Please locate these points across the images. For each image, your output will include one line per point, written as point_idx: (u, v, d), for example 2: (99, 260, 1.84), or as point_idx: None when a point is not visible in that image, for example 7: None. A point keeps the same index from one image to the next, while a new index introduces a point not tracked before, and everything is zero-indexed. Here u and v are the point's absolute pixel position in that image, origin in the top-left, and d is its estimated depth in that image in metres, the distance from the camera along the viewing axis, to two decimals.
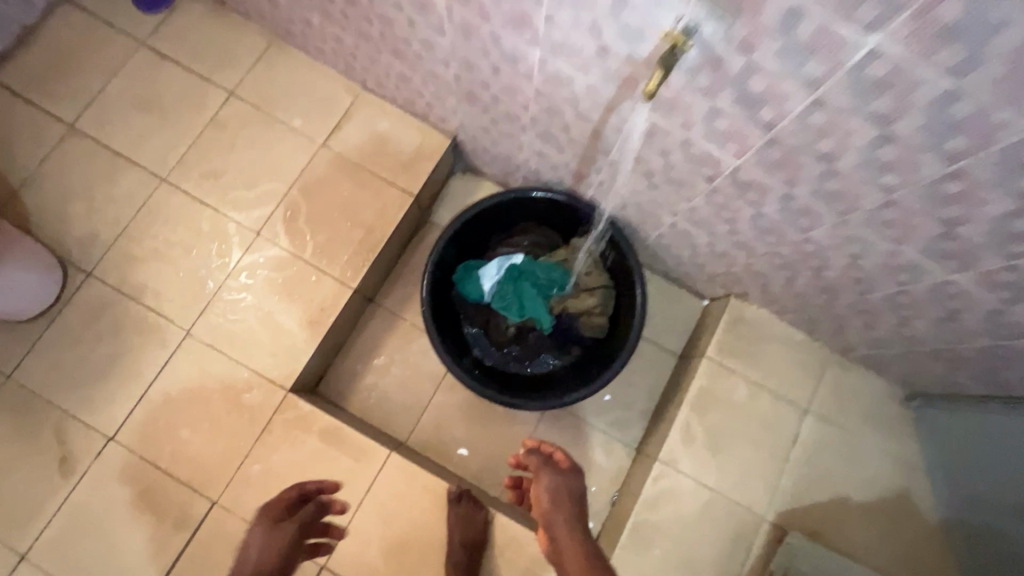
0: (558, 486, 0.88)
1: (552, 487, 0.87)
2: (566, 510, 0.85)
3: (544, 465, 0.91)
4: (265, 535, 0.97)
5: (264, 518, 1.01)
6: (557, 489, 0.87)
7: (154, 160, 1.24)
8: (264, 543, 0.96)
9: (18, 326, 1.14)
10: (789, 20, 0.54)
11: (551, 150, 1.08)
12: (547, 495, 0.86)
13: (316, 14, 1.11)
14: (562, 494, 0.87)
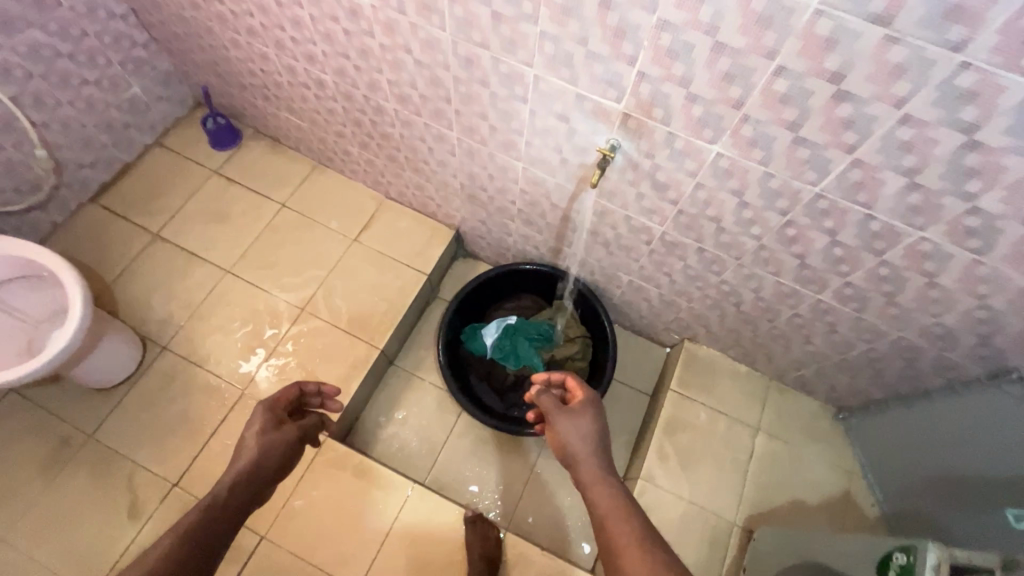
0: (576, 424, 0.95)
1: (568, 429, 0.94)
2: (588, 445, 0.92)
3: (560, 408, 0.98)
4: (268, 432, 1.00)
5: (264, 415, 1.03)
6: (575, 429, 0.94)
7: (220, 257, 1.57)
8: (266, 437, 0.98)
9: (102, 392, 1.38)
10: (669, 138, 0.92)
11: (533, 232, 1.44)
12: (566, 435, 0.94)
13: (355, 145, 1.52)
14: (579, 432, 0.94)
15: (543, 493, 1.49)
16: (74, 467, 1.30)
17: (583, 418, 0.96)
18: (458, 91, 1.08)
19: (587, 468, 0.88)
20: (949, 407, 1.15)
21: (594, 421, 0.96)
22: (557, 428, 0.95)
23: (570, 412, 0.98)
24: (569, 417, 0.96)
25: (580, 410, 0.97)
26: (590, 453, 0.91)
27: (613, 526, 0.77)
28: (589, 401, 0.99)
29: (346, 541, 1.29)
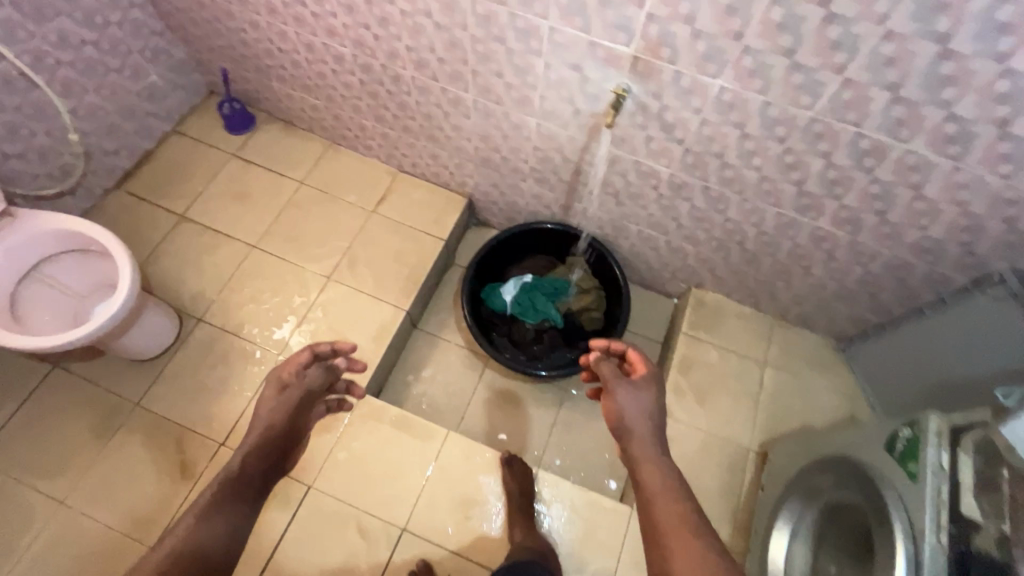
0: (635, 399, 0.96)
1: (627, 402, 0.95)
2: (644, 421, 0.94)
3: (619, 379, 0.98)
4: (274, 401, 0.96)
5: (273, 380, 0.98)
6: (633, 403, 0.95)
7: (245, 233, 1.64)
8: (274, 407, 0.95)
9: (145, 362, 1.44)
10: (675, 77, 1.02)
11: (545, 190, 1.53)
12: (623, 409, 0.95)
13: (370, 119, 1.60)
14: (638, 408, 0.95)
15: (567, 438, 1.57)
16: (123, 433, 1.36)
17: (644, 394, 0.96)
18: (476, 50, 1.17)
19: (640, 444, 0.92)
20: (940, 317, 1.24)
21: (653, 398, 0.97)
22: (612, 399, 0.96)
23: (631, 383, 0.97)
24: (627, 391, 0.96)
25: (641, 384, 0.97)
26: (646, 431, 0.93)
27: (660, 503, 0.84)
28: (650, 375, 0.98)
29: (390, 486, 1.36)
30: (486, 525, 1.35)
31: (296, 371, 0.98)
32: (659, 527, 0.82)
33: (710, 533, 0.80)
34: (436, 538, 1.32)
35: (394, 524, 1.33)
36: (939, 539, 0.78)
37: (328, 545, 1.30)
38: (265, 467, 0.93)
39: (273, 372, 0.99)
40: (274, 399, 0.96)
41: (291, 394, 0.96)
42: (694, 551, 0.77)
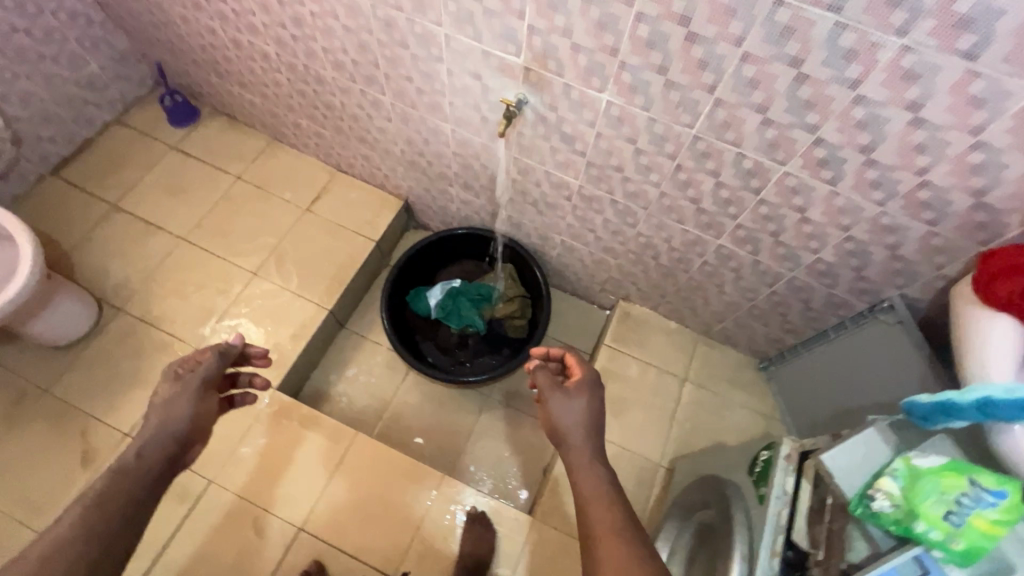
0: (571, 407, 0.92)
1: (561, 409, 0.91)
2: (581, 429, 0.90)
3: (555, 386, 0.94)
4: (171, 392, 0.93)
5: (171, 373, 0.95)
6: (568, 410, 0.92)
7: (177, 226, 1.65)
8: (172, 397, 0.92)
9: (60, 350, 1.45)
10: (565, 89, 1.02)
11: (471, 196, 1.53)
12: (561, 418, 0.91)
13: (304, 118, 1.60)
14: (572, 415, 0.91)
15: (484, 446, 1.57)
16: (29, 419, 1.37)
17: (579, 399, 0.93)
18: (385, 54, 1.18)
19: (576, 455, 0.88)
20: (843, 338, 1.24)
21: (590, 402, 0.93)
22: (548, 407, 0.93)
23: (568, 390, 0.94)
24: (563, 398, 0.93)
25: (575, 390, 0.94)
26: (582, 438, 0.90)
27: (593, 513, 0.80)
28: (584, 380, 0.95)
29: (292, 485, 1.36)
30: (385, 531, 1.34)
31: (195, 364, 0.98)
32: (593, 539, 0.78)
33: (644, 543, 0.77)
34: (332, 541, 1.32)
35: (291, 524, 1.32)
36: (772, 563, 0.76)
37: (220, 542, 1.29)
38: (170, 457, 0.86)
39: (173, 364, 0.97)
40: (171, 390, 0.93)
41: (188, 382, 0.94)
42: (626, 562, 0.73)
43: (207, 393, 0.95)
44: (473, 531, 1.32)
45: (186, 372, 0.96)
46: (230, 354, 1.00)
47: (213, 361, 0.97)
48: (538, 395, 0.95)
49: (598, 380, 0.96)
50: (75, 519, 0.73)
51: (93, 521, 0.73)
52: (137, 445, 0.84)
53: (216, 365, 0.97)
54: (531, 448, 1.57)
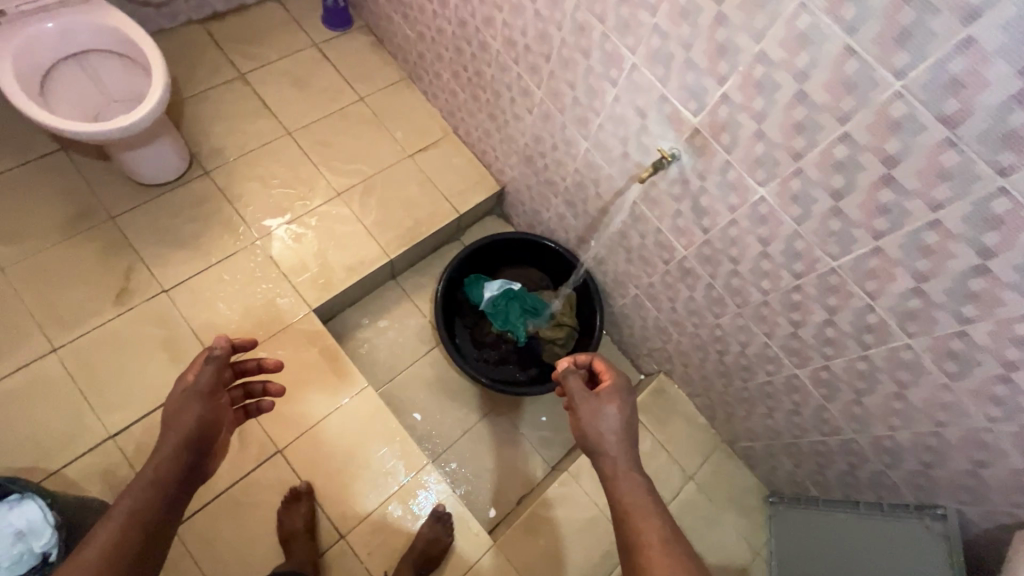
0: (606, 415, 0.89)
1: (594, 419, 0.88)
2: (616, 439, 0.87)
3: (587, 393, 0.91)
4: (182, 401, 0.86)
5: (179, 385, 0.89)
6: (602, 419, 0.88)
7: (288, 119, 1.66)
8: (184, 408, 0.85)
9: (139, 186, 1.48)
10: (725, 166, 0.98)
11: (570, 215, 1.50)
12: (594, 427, 0.88)
13: (448, 73, 1.60)
14: (606, 422, 0.88)
15: (474, 449, 1.55)
16: (86, 237, 1.39)
17: (612, 405, 0.89)
18: (560, 54, 1.16)
19: (615, 464, 0.84)
20: (865, 516, 1.17)
21: (625, 406, 0.90)
22: (583, 415, 0.89)
23: (600, 395, 0.91)
24: (599, 406, 0.89)
25: (608, 396, 0.90)
26: (618, 447, 0.86)
27: (637, 523, 0.77)
28: (617, 386, 0.91)
29: (289, 406, 1.36)
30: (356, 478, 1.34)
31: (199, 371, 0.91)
32: (641, 550, 0.74)
33: (689, 549, 0.74)
34: (303, 475, 1.31)
35: (272, 443, 1.33)
36: None
37: None
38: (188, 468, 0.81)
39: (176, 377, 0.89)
40: (183, 400, 0.86)
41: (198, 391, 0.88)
42: None
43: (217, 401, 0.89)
44: (433, 529, 1.30)
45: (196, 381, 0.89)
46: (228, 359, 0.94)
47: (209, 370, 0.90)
48: (569, 402, 0.92)
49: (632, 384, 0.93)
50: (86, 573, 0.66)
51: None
52: (154, 465, 0.78)
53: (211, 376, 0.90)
54: (516, 472, 1.54)
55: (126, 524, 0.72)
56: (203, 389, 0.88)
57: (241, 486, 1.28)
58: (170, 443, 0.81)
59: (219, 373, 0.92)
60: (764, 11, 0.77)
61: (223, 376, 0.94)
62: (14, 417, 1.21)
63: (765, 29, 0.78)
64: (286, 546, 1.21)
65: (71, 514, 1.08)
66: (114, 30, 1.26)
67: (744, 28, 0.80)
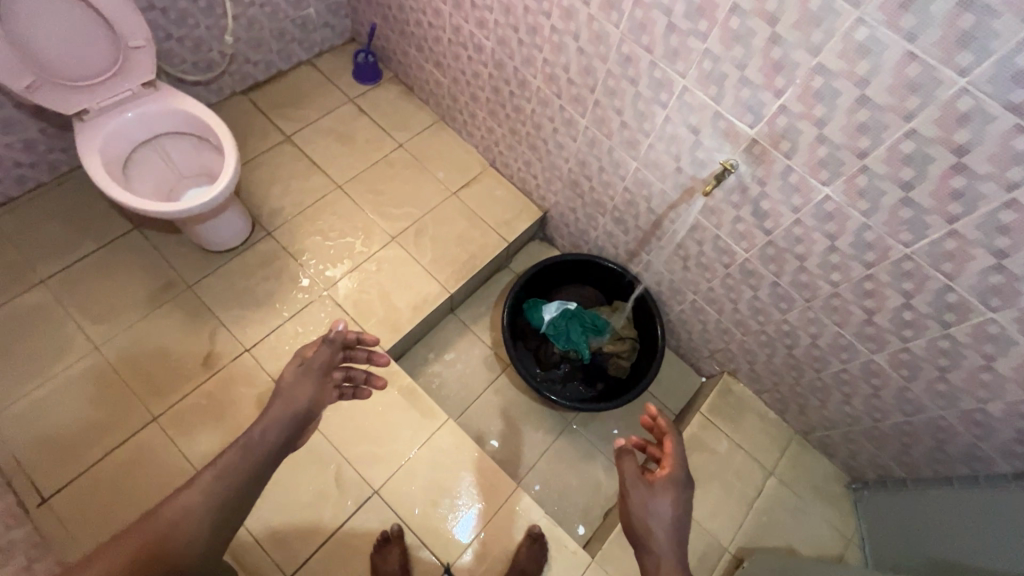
0: (656, 509, 0.90)
1: (643, 512, 0.89)
2: (663, 537, 0.88)
3: (640, 481, 0.91)
4: (293, 376, 0.95)
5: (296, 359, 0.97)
6: (651, 512, 0.89)
7: (336, 173, 1.74)
8: (295, 384, 0.94)
9: (211, 253, 1.56)
10: (785, 171, 1.04)
11: (619, 231, 1.56)
12: (642, 518, 0.89)
13: (483, 111, 1.67)
14: (658, 518, 0.89)
15: (553, 469, 1.58)
16: (170, 306, 1.47)
17: (665, 498, 0.90)
18: (607, 84, 1.23)
19: (659, 563, 0.86)
20: (972, 489, 1.20)
21: (678, 502, 0.91)
22: (631, 505, 0.91)
23: (653, 486, 0.92)
24: (651, 498, 0.91)
25: (662, 489, 0.91)
26: (668, 547, 0.87)
27: None
28: (674, 479, 0.92)
29: (378, 446, 1.41)
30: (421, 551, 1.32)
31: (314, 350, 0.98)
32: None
33: None
34: (401, 513, 1.35)
35: (368, 484, 1.37)
36: None
37: (306, 479, 1.35)
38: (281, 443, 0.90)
39: (303, 346, 0.98)
40: (296, 374, 0.95)
41: (308, 371, 0.95)
42: None
43: (324, 382, 0.97)
44: (529, 551, 1.33)
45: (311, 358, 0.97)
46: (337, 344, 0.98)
47: (326, 351, 0.97)
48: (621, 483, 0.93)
49: (686, 478, 0.93)
50: (173, 514, 0.78)
51: (209, 497, 0.81)
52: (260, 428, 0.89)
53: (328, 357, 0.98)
54: (598, 486, 1.57)
55: (214, 480, 0.82)
56: (319, 368, 0.96)
57: (345, 530, 1.32)
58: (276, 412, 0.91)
59: (333, 357, 0.98)
60: (821, 27, 0.83)
61: (338, 358, 1.00)
62: (128, 487, 1.27)
63: (822, 44, 0.84)
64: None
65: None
66: (186, 113, 1.35)
67: (800, 44, 0.87)
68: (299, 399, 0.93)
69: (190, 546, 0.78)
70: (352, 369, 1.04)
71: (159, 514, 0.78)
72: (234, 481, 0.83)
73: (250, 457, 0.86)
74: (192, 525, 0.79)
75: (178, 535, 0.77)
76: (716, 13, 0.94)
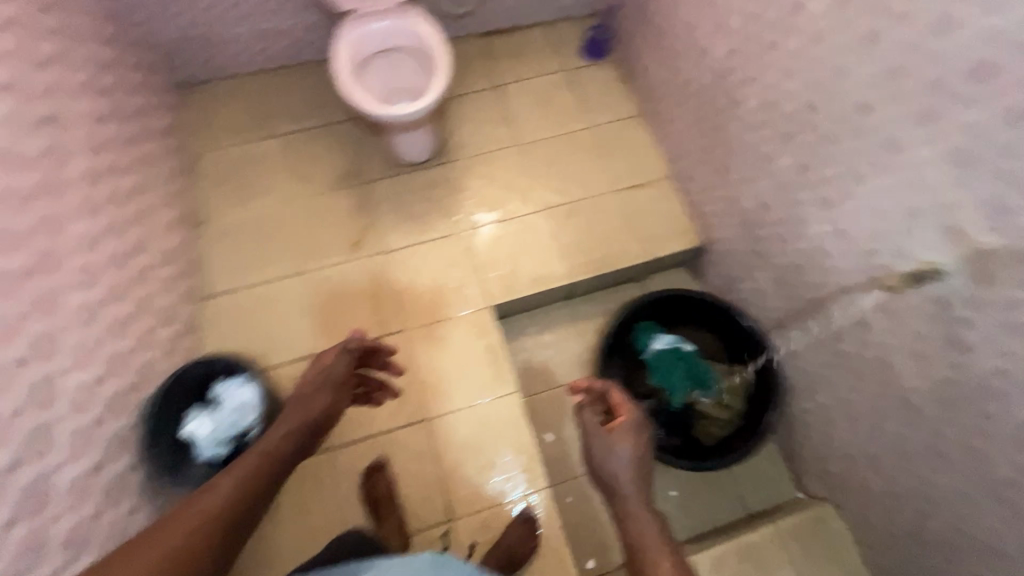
0: (616, 454, 1.07)
1: (607, 455, 1.08)
2: (626, 477, 1.06)
3: (600, 430, 1.10)
4: (312, 381, 1.16)
5: (314, 364, 1.18)
6: (614, 457, 1.08)
7: (523, 132, 1.81)
8: (314, 386, 1.15)
9: (394, 162, 1.76)
10: (1011, 306, 0.80)
11: (774, 294, 1.38)
12: (603, 463, 1.08)
13: (685, 120, 1.58)
14: (619, 461, 1.07)
15: (591, 494, 1.51)
16: (346, 192, 1.71)
17: (625, 444, 1.08)
18: (827, 129, 1.06)
19: (624, 501, 1.05)
20: None
21: (637, 442, 1.09)
22: (596, 452, 1.10)
23: (613, 432, 1.10)
24: (612, 444, 1.09)
25: (622, 437, 1.08)
26: (631, 482, 1.05)
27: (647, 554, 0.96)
28: (630, 425, 1.10)
29: (444, 384, 1.49)
30: (438, 491, 1.39)
31: (330, 356, 1.19)
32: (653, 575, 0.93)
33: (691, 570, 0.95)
34: (436, 450, 1.42)
35: (422, 411, 1.46)
36: None
37: None
38: (297, 445, 1.09)
39: (320, 355, 1.20)
40: (314, 380, 1.16)
41: (325, 377, 1.16)
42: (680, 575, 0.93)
43: (342, 391, 1.19)
44: (517, 529, 1.33)
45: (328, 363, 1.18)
46: (353, 353, 1.21)
47: (344, 360, 1.19)
48: (586, 438, 1.12)
49: (642, 422, 1.12)
50: (195, 521, 0.89)
51: (232, 500, 0.95)
52: (278, 434, 1.07)
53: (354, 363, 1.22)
54: None
55: (232, 487, 0.96)
56: (336, 377, 1.17)
57: (385, 437, 1.43)
58: (296, 417, 1.11)
59: (349, 365, 1.20)
60: None
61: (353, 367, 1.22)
62: (260, 316, 1.54)
63: None
64: (376, 505, 1.35)
65: (276, 401, 1.35)
66: (419, 37, 1.52)
67: None
68: (321, 402, 1.14)
69: (220, 533, 0.90)
70: (368, 378, 1.34)
71: (187, 512, 0.90)
72: (249, 487, 0.98)
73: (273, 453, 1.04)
74: (215, 526, 0.91)
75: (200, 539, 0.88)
76: (1002, 81, 0.75)
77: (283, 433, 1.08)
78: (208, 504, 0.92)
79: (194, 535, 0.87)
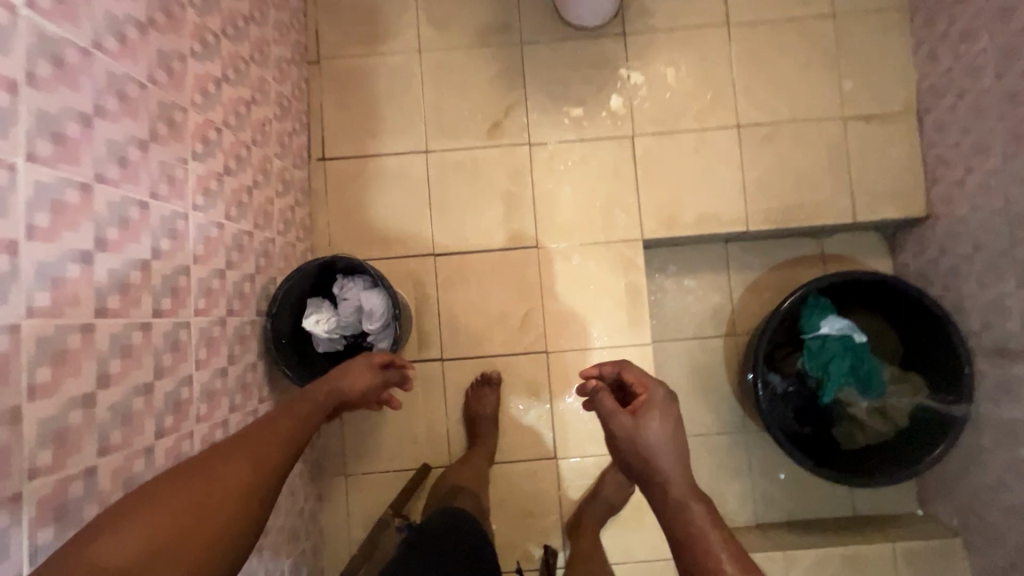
0: (644, 438, 0.76)
1: (632, 442, 0.76)
2: (664, 461, 0.74)
3: (619, 408, 0.79)
4: (360, 375, 0.95)
5: (369, 358, 1.00)
6: (644, 443, 0.75)
7: (738, 6, 1.34)
8: (359, 381, 0.94)
9: (558, 20, 1.35)
10: None
11: (1017, 317, 1.09)
12: (631, 453, 0.76)
13: (990, 43, 1.11)
14: (650, 448, 0.75)
15: (697, 455, 1.44)
16: (493, 53, 1.35)
17: (653, 424, 0.77)
18: None
19: (667, 492, 0.71)
20: None
21: (669, 421, 0.77)
22: (621, 439, 0.77)
23: (637, 412, 0.79)
24: (638, 429, 0.77)
25: (650, 417, 0.77)
26: (674, 470, 0.73)
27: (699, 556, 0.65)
28: (654, 401, 0.79)
29: (572, 319, 1.32)
30: (547, 426, 1.32)
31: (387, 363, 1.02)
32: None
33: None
34: (552, 386, 1.32)
35: (543, 342, 1.32)
36: None
37: (501, 295, 1.33)
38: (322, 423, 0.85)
39: (367, 355, 1.01)
40: (364, 374, 0.96)
41: (377, 382, 0.98)
42: None
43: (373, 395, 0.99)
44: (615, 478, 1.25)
45: (377, 367, 1.00)
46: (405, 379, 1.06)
47: (395, 375, 1.03)
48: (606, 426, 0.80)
49: (670, 393, 0.81)
50: (239, 469, 0.65)
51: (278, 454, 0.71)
52: (315, 398, 0.85)
53: (396, 378, 1.04)
54: (722, 504, 1.42)
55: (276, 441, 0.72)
56: (381, 385, 1.00)
57: (502, 359, 1.32)
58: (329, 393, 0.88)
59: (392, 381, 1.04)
60: None
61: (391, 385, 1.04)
62: (381, 195, 1.34)
63: None
64: (473, 424, 1.29)
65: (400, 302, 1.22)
66: None
67: None
68: (361, 384, 0.94)
69: (251, 506, 0.63)
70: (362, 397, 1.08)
71: (229, 459, 0.66)
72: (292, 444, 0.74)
73: (310, 419, 0.80)
74: (261, 478, 0.66)
75: (243, 499, 0.62)
76: None
77: (316, 397, 0.85)
78: (264, 456, 0.69)
79: (235, 490, 0.62)
